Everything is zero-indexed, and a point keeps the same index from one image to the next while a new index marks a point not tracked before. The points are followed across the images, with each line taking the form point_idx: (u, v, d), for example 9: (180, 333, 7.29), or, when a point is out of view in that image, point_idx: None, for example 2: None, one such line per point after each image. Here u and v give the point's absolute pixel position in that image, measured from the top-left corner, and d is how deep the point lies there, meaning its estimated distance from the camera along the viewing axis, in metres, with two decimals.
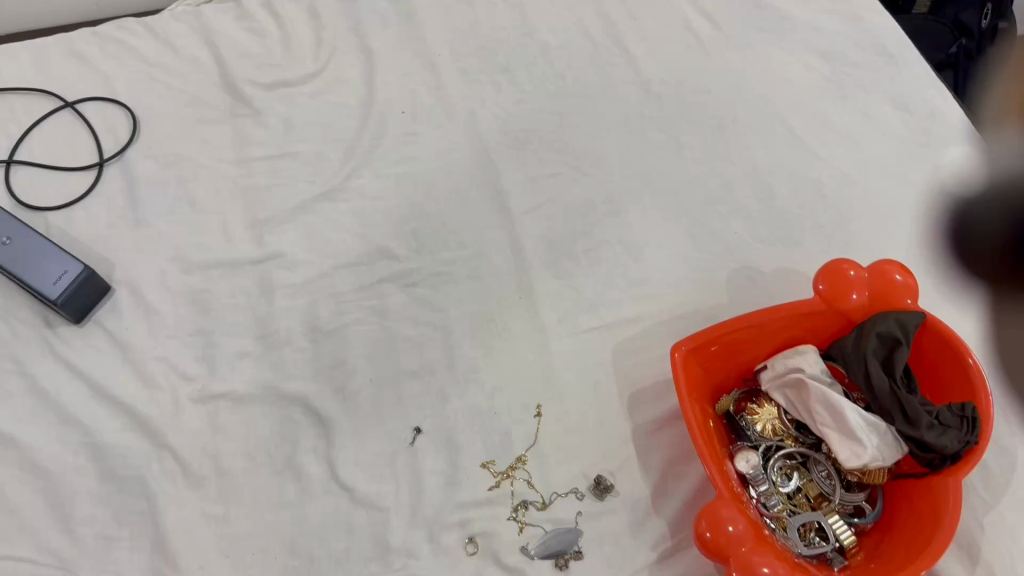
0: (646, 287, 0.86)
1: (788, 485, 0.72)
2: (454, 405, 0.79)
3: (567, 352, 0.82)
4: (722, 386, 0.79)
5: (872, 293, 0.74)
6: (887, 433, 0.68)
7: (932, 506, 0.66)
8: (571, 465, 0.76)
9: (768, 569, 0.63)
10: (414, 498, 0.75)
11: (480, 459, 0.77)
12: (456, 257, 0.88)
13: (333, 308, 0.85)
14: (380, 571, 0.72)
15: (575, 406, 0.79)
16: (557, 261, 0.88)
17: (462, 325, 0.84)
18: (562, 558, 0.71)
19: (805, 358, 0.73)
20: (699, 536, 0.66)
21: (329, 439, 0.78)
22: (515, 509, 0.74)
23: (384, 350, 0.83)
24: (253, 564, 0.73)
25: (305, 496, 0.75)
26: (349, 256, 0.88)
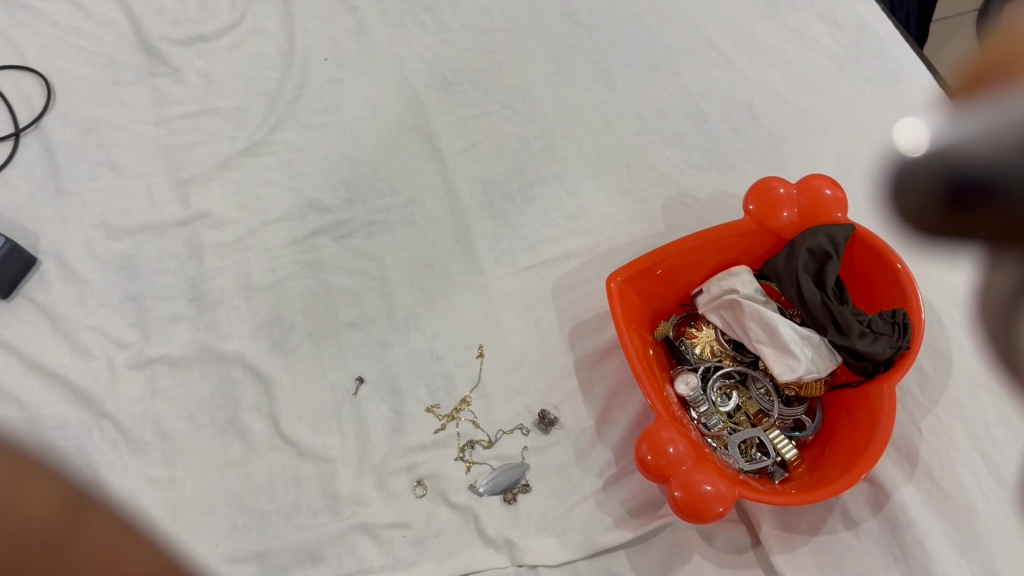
0: (582, 221, 0.85)
1: (727, 404, 0.74)
2: (396, 352, 0.79)
3: (506, 291, 0.82)
4: (661, 312, 0.79)
5: (802, 209, 0.73)
6: (820, 345, 0.69)
7: (868, 411, 0.67)
8: (515, 402, 0.76)
9: (709, 486, 0.64)
10: (360, 447, 0.74)
11: (424, 404, 0.76)
12: (389, 205, 0.87)
13: (266, 264, 0.84)
14: (330, 521, 0.72)
15: (516, 344, 0.79)
16: (493, 202, 0.87)
17: (400, 272, 0.83)
18: (510, 493, 0.71)
19: (739, 279, 0.73)
20: (641, 459, 0.67)
21: (271, 395, 0.77)
22: (461, 449, 0.74)
23: (321, 303, 0.82)
24: (202, 524, 0.72)
25: (250, 454, 0.75)
26: (280, 211, 0.86)
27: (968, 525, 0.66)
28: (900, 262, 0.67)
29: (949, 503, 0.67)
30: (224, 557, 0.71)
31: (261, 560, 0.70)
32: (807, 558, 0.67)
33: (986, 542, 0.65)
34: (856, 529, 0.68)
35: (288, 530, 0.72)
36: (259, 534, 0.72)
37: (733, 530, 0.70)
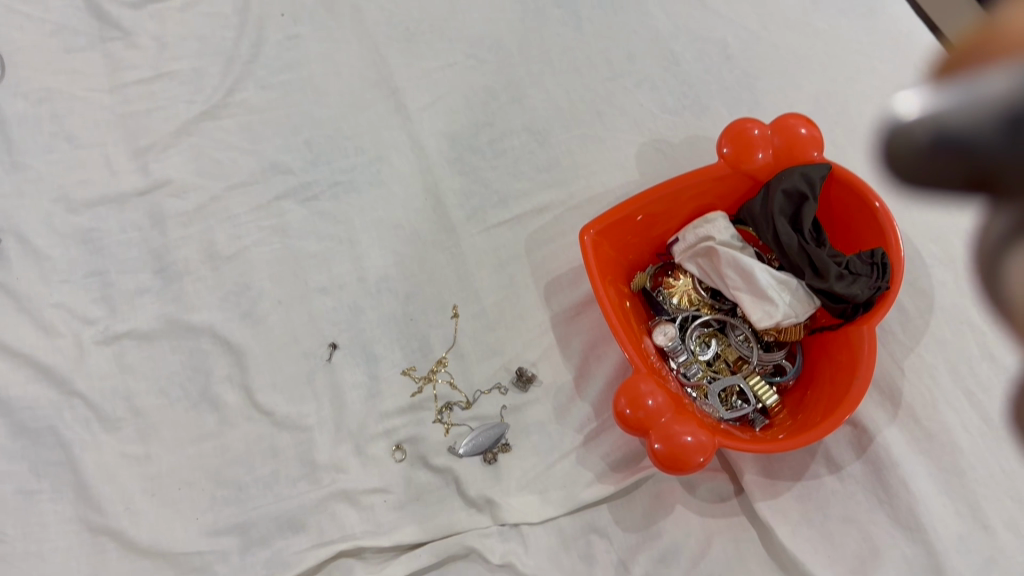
0: (555, 173, 0.83)
1: (706, 352, 0.73)
2: (368, 316, 0.77)
3: (478, 249, 0.80)
4: (637, 263, 0.78)
5: (777, 149, 0.71)
6: (798, 289, 0.68)
7: (848, 353, 0.66)
8: (492, 361, 0.75)
9: (690, 437, 0.63)
10: (336, 414, 0.73)
11: (400, 366, 0.75)
12: (355, 164, 0.84)
13: (231, 232, 0.81)
14: (310, 489, 0.71)
15: (492, 302, 0.77)
16: (461, 156, 0.84)
17: (368, 234, 0.81)
18: (490, 453, 0.70)
19: (715, 226, 0.72)
20: (620, 413, 0.66)
21: (242, 366, 0.76)
22: (439, 411, 0.72)
23: (290, 270, 0.79)
24: (181, 498, 0.72)
25: (225, 426, 0.74)
26: (242, 176, 0.84)
27: (952, 463, 0.66)
28: (879, 201, 0.65)
29: (933, 442, 0.67)
30: (205, 531, 0.70)
31: (242, 532, 0.70)
32: (790, 505, 0.67)
33: (970, 480, 0.65)
34: (840, 472, 0.67)
35: (267, 500, 0.71)
36: (239, 506, 0.71)
37: (716, 479, 0.69)
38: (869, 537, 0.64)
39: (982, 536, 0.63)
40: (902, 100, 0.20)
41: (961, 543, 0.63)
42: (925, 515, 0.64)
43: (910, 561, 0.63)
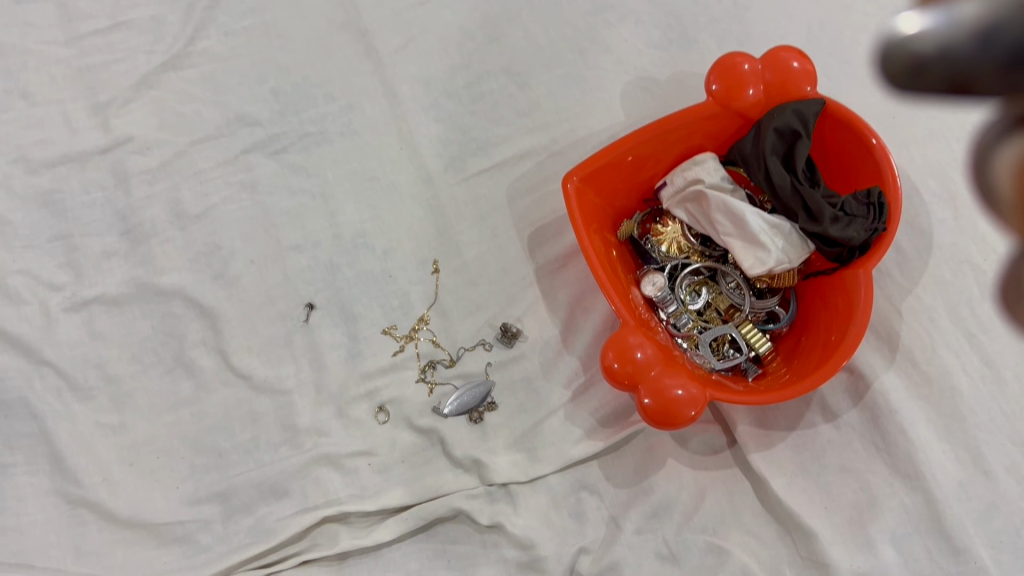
0: (535, 117, 0.79)
1: (697, 302, 0.70)
2: (345, 274, 0.74)
3: (458, 200, 0.76)
4: (625, 211, 0.75)
5: (768, 85, 0.67)
6: (791, 234, 0.65)
7: (845, 298, 0.63)
8: (476, 317, 0.72)
9: (680, 390, 0.61)
10: (316, 376, 0.71)
11: (380, 326, 0.72)
12: (326, 113, 0.80)
13: (197, 189, 0.78)
14: (291, 454, 0.69)
15: (474, 256, 0.74)
16: (437, 102, 0.80)
17: (342, 188, 0.77)
18: (476, 412, 0.68)
19: (704, 168, 0.68)
20: (607, 367, 0.63)
21: (217, 329, 0.73)
22: (423, 370, 0.70)
23: (261, 227, 0.76)
24: (160, 468, 0.70)
25: (202, 392, 0.72)
26: (207, 130, 0.80)
27: (952, 409, 0.64)
28: (875, 137, 0.62)
29: (932, 388, 0.65)
30: (186, 500, 0.69)
31: (224, 499, 0.69)
32: (785, 455, 0.65)
33: (971, 425, 0.63)
34: (836, 421, 0.65)
35: (248, 467, 0.69)
36: (219, 474, 0.69)
37: (708, 432, 0.67)
38: (866, 487, 0.63)
39: (983, 482, 0.61)
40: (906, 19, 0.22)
41: (962, 490, 0.61)
42: (924, 463, 0.62)
43: (909, 510, 0.61)
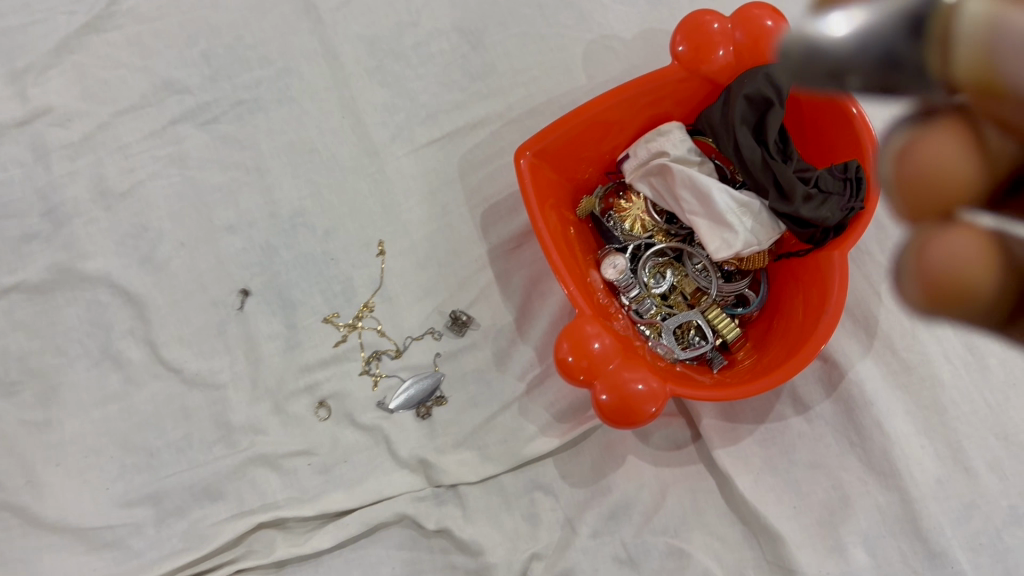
0: (490, 81, 0.72)
1: (661, 285, 0.65)
2: (283, 257, 0.68)
3: (405, 174, 0.70)
4: (585, 186, 0.69)
5: (739, 46, 0.61)
6: (761, 213, 0.59)
7: (818, 283, 0.58)
8: (424, 303, 0.67)
9: (641, 385, 0.57)
10: (251, 369, 0.66)
11: (320, 314, 0.67)
12: (261, 78, 0.73)
13: (123, 165, 0.71)
14: (226, 453, 0.64)
15: (422, 236, 0.68)
16: (382, 65, 0.73)
17: (279, 161, 0.71)
18: (424, 407, 0.63)
19: (670, 139, 0.63)
20: (561, 360, 0.58)
21: (145, 319, 0.68)
22: (367, 362, 0.65)
23: (192, 207, 0.70)
24: (88, 468, 0.66)
25: (132, 386, 0.67)
26: (131, 98, 0.73)
27: (932, 400, 0.59)
28: (857, 104, 0.56)
29: (912, 377, 0.60)
30: (116, 502, 0.65)
31: (156, 502, 0.64)
32: (752, 450, 0.61)
33: (952, 418, 0.59)
34: (807, 413, 0.61)
35: (181, 467, 0.65)
36: (150, 474, 0.65)
37: (670, 425, 0.63)
38: (839, 485, 0.59)
39: (963, 479, 0.57)
40: (827, 24, 0.23)
41: (941, 489, 0.57)
42: (900, 460, 0.58)
43: (884, 510, 0.57)
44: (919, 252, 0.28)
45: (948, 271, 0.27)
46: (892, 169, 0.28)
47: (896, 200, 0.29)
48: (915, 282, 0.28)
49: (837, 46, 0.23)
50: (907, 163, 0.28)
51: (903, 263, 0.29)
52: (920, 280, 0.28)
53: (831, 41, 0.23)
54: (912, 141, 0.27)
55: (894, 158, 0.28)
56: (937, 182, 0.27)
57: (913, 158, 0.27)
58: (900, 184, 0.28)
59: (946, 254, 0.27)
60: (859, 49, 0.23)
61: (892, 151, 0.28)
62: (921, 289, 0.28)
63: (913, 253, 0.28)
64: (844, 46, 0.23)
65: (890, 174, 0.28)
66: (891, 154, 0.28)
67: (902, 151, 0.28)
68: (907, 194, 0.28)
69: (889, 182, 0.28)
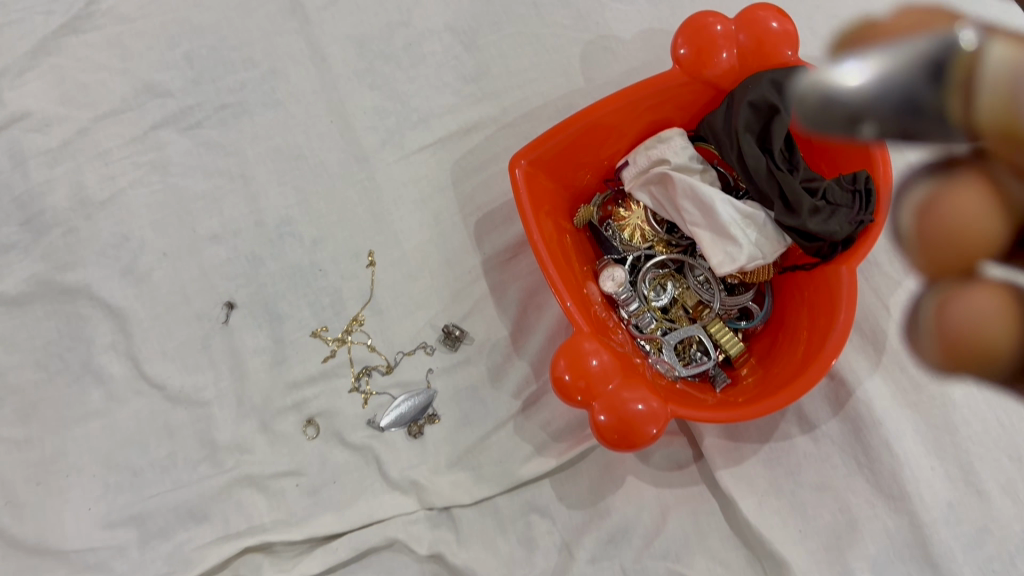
0: (483, 83, 0.70)
1: (661, 298, 0.63)
2: (269, 268, 0.66)
3: (396, 181, 0.68)
4: (582, 193, 0.66)
5: (743, 49, 0.58)
6: (766, 225, 0.57)
7: (826, 299, 0.55)
8: (416, 316, 0.64)
9: (640, 405, 0.54)
10: (237, 385, 0.63)
11: (308, 327, 0.64)
12: (245, 81, 0.70)
13: (103, 172, 0.69)
14: (212, 473, 0.62)
15: (413, 247, 0.66)
16: (371, 67, 0.70)
17: (264, 167, 0.68)
18: (416, 426, 0.61)
19: (670, 146, 0.60)
20: (558, 379, 0.56)
21: (127, 332, 0.65)
22: (357, 379, 0.63)
23: (174, 216, 0.67)
24: (69, 488, 0.63)
25: (113, 402, 0.65)
26: (112, 103, 0.70)
27: (943, 420, 0.57)
28: (879, 149, 0.52)
29: (923, 396, 0.57)
30: (98, 523, 0.62)
31: (139, 523, 0.62)
32: (756, 471, 0.59)
33: (964, 438, 0.56)
34: (813, 432, 0.59)
35: (165, 487, 0.63)
36: (133, 494, 0.63)
37: (672, 445, 0.61)
38: (846, 508, 0.57)
39: (975, 502, 0.55)
40: (842, 73, 0.21)
41: (951, 513, 0.55)
42: (910, 482, 0.56)
43: (892, 535, 0.55)
44: (937, 307, 0.25)
45: (973, 328, 0.24)
46: (913, 223, 0.25)
47: (916, 256, 0.25)
48: (935, 342, 0.25)
49: (854, 95, 0.21)
50: (933, 216, 0.24)
51: (923, 319, 0.26)
52: (937, 337, 0.25)
53: (842, 91, 0.21)
54: (939, 191, 0.24)
55: (915, 208, 0.25)
56: (965, 239, 0.24)
57: (940, 210, 0.24)
58: (924, 238, 0.25)
59: (971, 312, 0.24)
60: (876, 96, 0.21)
61: (912, 201, 0.25)
62: (939, 347, 0.25)
63: (932, 310, 0.25)
64: (860, 95, 0.21)
65: (911, 229, 0.25)
66: (911, 206, 0.25)
67: (927, 202, 0.24)
68: (931, 251, 0.25)
69: (910, 237, 0.25)
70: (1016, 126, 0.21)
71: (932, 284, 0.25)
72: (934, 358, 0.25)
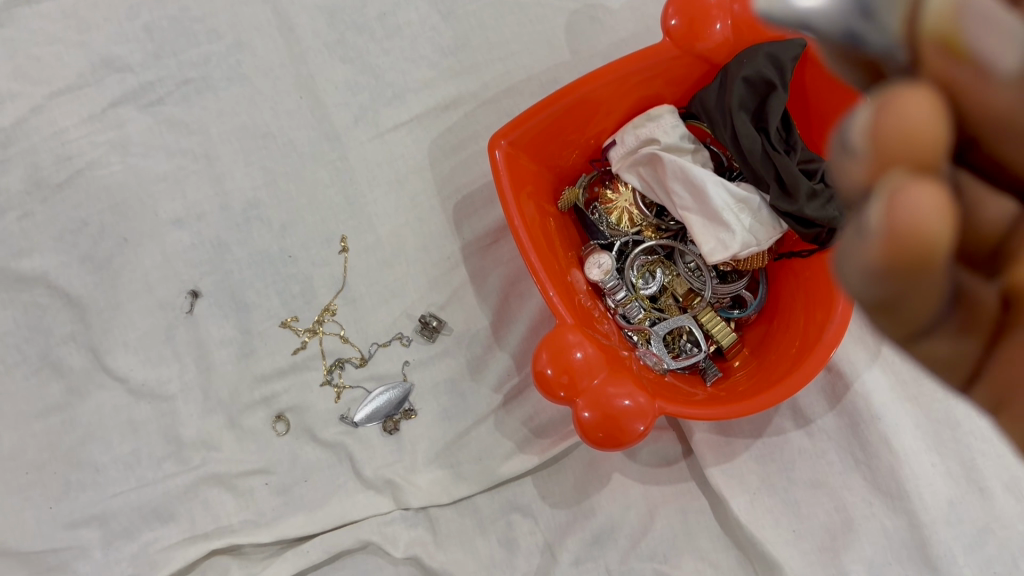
0: (462, 57, 0.65)
1: (650, 286, 0.59)
2: (236, 254, 0.62)
3: (369, 161, 0.64)
4: (567, 173, 0.63)
5: (737, 20, 0.55)
6: (761, 210, 0.54)
7: (823, 289, 0.52)
8: (391, 305, 0.61)
9: (627, 400, 0.51)
10: (203, 378, 0.60)
11: (277, 317, 0.61)
12: (209, 54, 0.66)
13: (58, 152, 0.64)
14: (177, 471, 0.59)
15: (388, 231, 0.62)
16: (343, 38, 0.66)
17: (229, 147, 0.64)
18: (391, 421, 0.58)
19: (660, 125, 0.57)
20: (540, 373, 0.52)
21: (86, 323, 0.62)
22: (329, 372, 0.60)
23: (135, 199, 0.63)
24: (29, 486, 0.60)
25: (74, 396, 0.61)
26: (67, 78, 0.65)
27: (944, 414, 0.54)
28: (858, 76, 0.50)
29: (923, 389, 0.55)
30: (60, 523, 0.59)
31: (102, 523, 0.59)
32: (748, 466, 0.56)
33: (965, 433, 0.54)
34: (808, 427, 0.56)
35: (128, 485, 0.59)
36: (96, 493, 0.59)
37: (659, 440, 0.58)
38: (842, 506, 0.54)
39: (978, 502, 0.53)
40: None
41: (952, 512, 0.52)
42: (910, 480, 0.53)
43: (890, 535, 0.53)
44: (884, 207, 0.22)
45: (929, 229, 0.22)
46: (866, 129, 0.23)
47: (864, 163, 0.23)
48: (881, 243, 0.23)
49: (814, 12, 0.24)
50: (885, 119, 0.22)
51: (869, 224, 0.23)
52: (889, 240, 0.22)
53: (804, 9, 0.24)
54: (886, 96, 0.22)
55: (865, 114, 0.23)
56: (922, 148, 0.22)
57: (895, 107, 0.22)
58: (878, 144, 0.22)
59: (917, 205, 0.22)
60: (833, 14, 0.24)
61: (862, 112, 0.23)
62: (887, 249, 0.23)
63: (877, 214, 0.22)
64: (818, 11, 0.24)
65: (865, 134, 0.23)
66: (862, 113, 0.23)
67: (879, 104, 0.22)
68: (885, 159, 0.22)
69: (862, 143, 0.23)
70: (955, 39, 0.23)
71: (873, 191, 0.23)
72: (877, 265, 0.23)
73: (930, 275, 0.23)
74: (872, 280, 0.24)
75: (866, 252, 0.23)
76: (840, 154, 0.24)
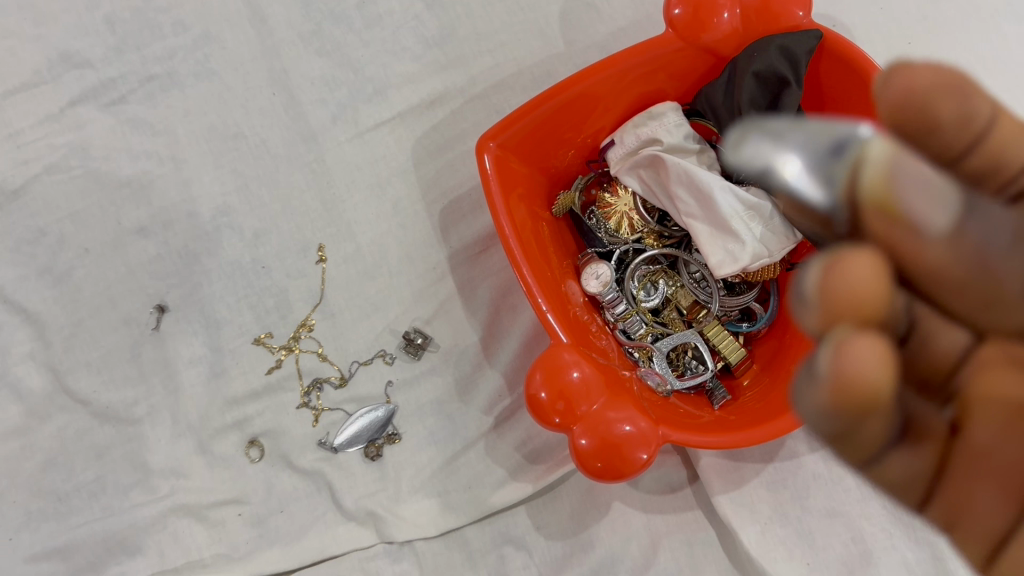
0: (448, 48, 0.60)
1: (652, 299, 0.55)
2: (205, 265, 0.58)
3: (348, 163, 0.59)
4: (561, 175, 0.58)
5: (748, 10, 0.49)
6: (773, 218, 0.49)
7: None
8: (373, 320, 0.57)
9: (629, 426, 0.46)
10: (171, 401, 0.56)
11: (250, 334, 0.57)
12: (175, 48, 0.61)
13: (13, 156, 0.59)
14: (145, 500, 0.55)
15: (369, 240, 0.58)
16: (319, 28, 0.61)
17: (197, 149, 0.59)
18: (373, 447, 0.54)
19: (662, 123, 0.53)
20: (533, 397, 0.48)
21: (45, 340, 0.57)
22: (306, 394, 0.55)
23: (97, 205, 0.59)
24: None
25: (33, 419, 0.56)
26: (21, 75, 0.60)
27: None
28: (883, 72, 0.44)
29: None
30: (20, 557, 0.55)
31: (65, 557, 0.55)
32: (759, 495, 0.52)
33: None
34: (823, 452, 0.52)
35: (93, 515, 0.55)
36: (58, 524, 0.55)
37: (663, 466, 0.54)
38: (859, 538, 0.50)
39: None
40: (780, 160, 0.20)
41: None
42: None
43: (913, 569, 0.49)
44: (834, 366, 0.21)
45: (868, 385, 0.21)
46: (814, 283, 0.21)
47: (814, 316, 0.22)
48: (832, 399, 0.22)
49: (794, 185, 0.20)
50: (831, 278, 0.21)
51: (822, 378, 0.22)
52: (830, 397, 0.21)
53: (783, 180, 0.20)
54: (836, 253, 0.21)
55: (817, 270, 0.21)
56: (863, 308, 0.21)
57: (842, 272, 0.21)
58: (823, 300, 0.21)
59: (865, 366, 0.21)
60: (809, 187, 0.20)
61: (812, 266, 0.22)
62: (829, 404, 0.22)
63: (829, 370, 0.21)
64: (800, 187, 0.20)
65: (815, 290, 0.21)
66: (811, 267, 0.22)
67: (829, 263, 0.21)
68: (832, 317, 0.21)
69: (813, 297, 0.22)
70: (894, 208, 0.20)
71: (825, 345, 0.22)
72: (829, 417, 0.22)
73: (874, 423, 0.22)
74: (818, 427, 0.23)
75: (816, 401, 0.22)
76: (795, 299, 0.23)
